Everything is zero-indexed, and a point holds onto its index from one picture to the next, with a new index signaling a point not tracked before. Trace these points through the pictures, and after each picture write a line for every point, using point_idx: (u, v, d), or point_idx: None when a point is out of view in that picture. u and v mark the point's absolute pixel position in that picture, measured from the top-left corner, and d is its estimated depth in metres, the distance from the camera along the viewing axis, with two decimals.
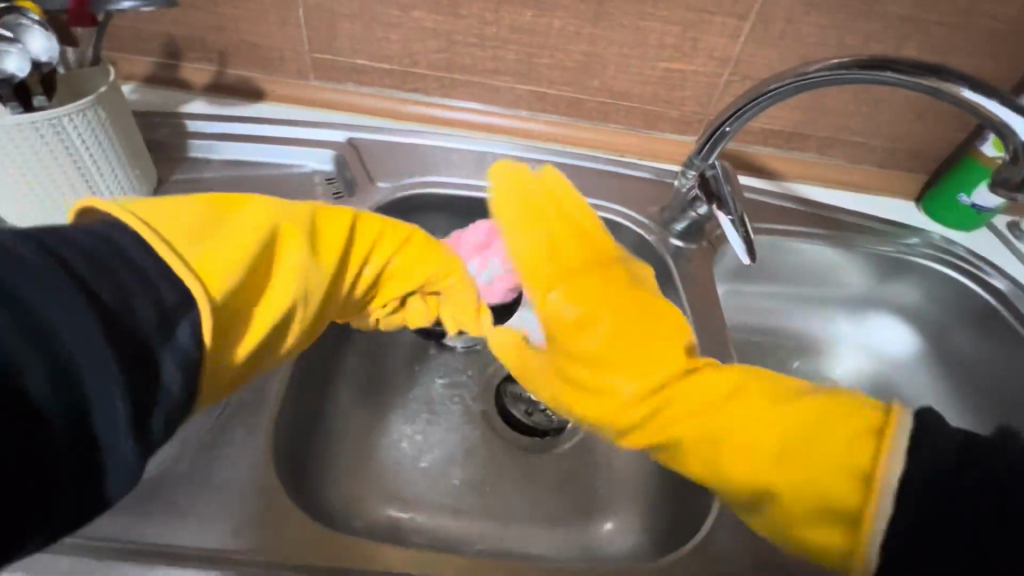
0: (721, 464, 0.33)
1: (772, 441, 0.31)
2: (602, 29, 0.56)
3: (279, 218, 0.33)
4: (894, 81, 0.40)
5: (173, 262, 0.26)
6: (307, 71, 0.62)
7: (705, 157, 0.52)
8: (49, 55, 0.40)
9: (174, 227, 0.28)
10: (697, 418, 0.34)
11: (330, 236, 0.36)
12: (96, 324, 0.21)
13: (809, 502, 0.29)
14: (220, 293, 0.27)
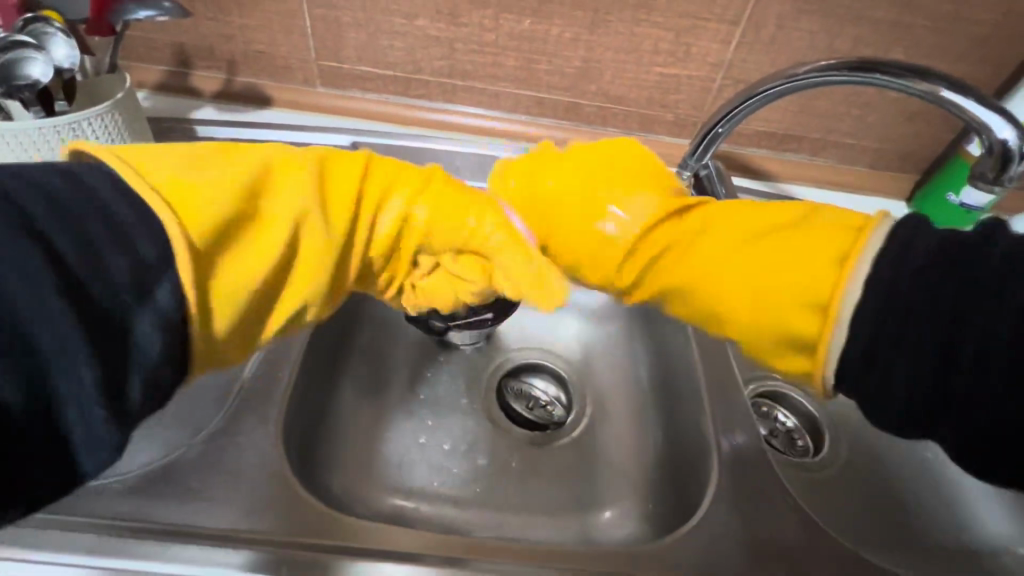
0: (706, 301, 0.34)
1: (752, 276, 0.32)
2: (599, 35, 0.58)
3: (276, 159, 0.31)
4: (883, 83, 0.42)
5: (144, 194, 0.24)
6: (313, 78, 0.64)
7: (700, 158, 0.54)
8: (71, 62, 0.43)
9: (154, 165, 0.26)
10: (688, 263, 0.35)
11: (339, 180, 0.32)
12: (55, 285, 0.20)
13: (775, 329, 0.31)
14: (201, 233, 0.25)
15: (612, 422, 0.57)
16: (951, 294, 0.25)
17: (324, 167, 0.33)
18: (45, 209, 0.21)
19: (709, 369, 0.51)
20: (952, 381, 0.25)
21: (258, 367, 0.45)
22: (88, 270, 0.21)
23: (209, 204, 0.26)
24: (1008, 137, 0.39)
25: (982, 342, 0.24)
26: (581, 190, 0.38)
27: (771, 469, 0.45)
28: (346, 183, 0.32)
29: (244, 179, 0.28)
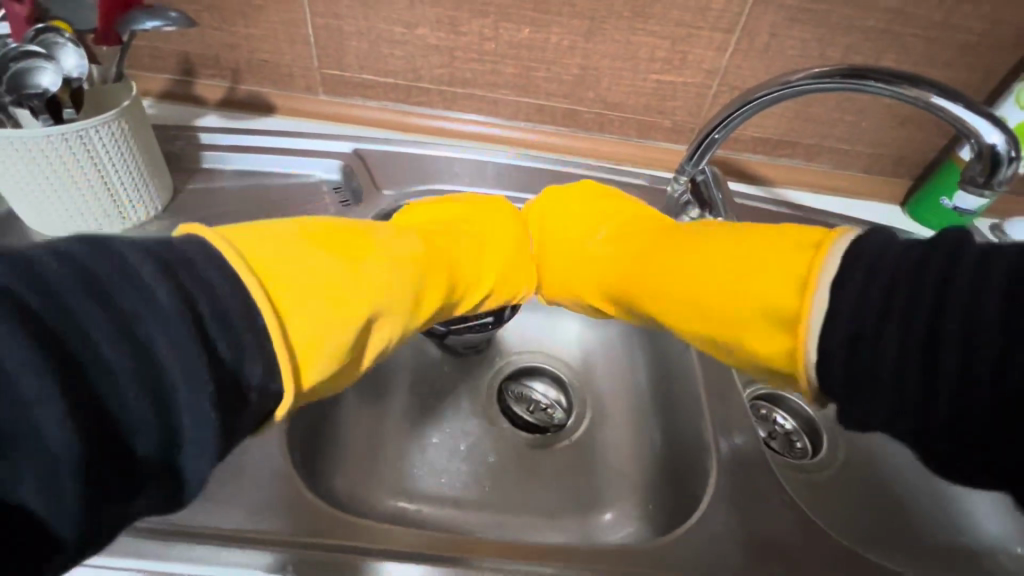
0: (694, 298, 0.35)
1: (730, 280, 0.33)
2: (596, 43, 0.59)
3: (382, 257, 0.34)
4: (876, 91, 0.43)
5: (282, 356, 0.26)
6: (315, 86, 0.65)
7: (697, 164, 0.55)
8: (81, 71, 0.44)
9: (292, 307, 0.28)
10: (676, 267, 0.37)
11: (427, 277, 0.38)
12: (187, 331, 0.22)
13: (760, 311, 0.31)
14: (308, 383, 0.29)
15: (611, 425, 0.58)
16: (929, 301, 0.25)
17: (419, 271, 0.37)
18: (186, 273, 0.24)
19: (706, 372, 0.52)
20: (937, 384, 0.24)
21: None
22: (231, 356, 0.24)
23: (337, 325, 0.30)
24: (997, 141, 0.40)
25: (966, 347, 0.24)
26: (596, 219, 0.48)
27: (770, 470, 0.46)
28: (429, 283, 0.38)
29: (366, 296, 0.31)
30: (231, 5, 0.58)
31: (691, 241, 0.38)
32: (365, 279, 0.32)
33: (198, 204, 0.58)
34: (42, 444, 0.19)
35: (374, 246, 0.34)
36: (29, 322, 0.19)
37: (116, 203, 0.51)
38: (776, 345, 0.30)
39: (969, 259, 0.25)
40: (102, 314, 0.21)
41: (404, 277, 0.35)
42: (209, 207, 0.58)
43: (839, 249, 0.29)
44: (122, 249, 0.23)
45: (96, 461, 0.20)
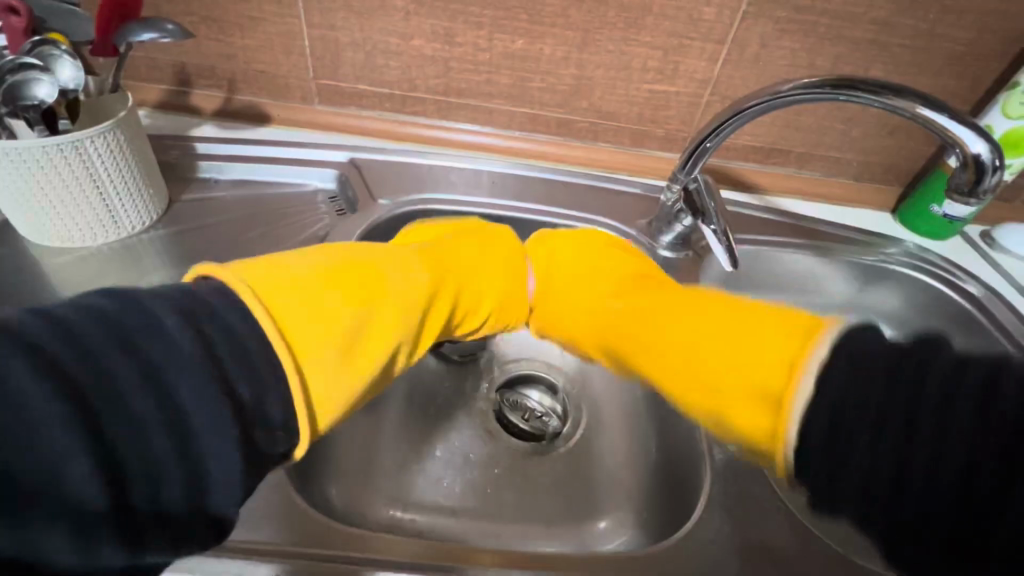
0: (687, 370, 0.33)
1: (718, 355, 0.32)
2: (589, 54, 0.60)
3: (398, 306, 0.34)
4: (862, 101, 0.43)
5: (297, 394, 0.26)
6: (312, 96, 0.66)
7: (689, 172, 0.56)
8: (77, 82, 0.44)
9: (309, 343, 0.28)
10: (667, 336, 0.35)
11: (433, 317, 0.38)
12: (205, 371, 0.23)
13: (749, 387, 0.29)
14: (325, 422, 0.29)
15: (607, 434, 0.58)
16: (906, 399, 0.24)
17: (426, 305, 0.37)
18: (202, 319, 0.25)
19: None
20: (903, 501, 0.24)
21: None
22: (245, 396, 0.24)
23: (349, 381, 0.30)
24: (980, 150, 0.41)
25: (939, 456, 0.23)
26: (594, 258, 0.48)
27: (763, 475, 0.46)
28: (432, 325, 0.38)
29: (374, 349, 0.32)
30: (228, 17, 0.59)
31: (683, 309, 0.36)
32: (378, 333, 0.32)
33: (194, 214, 0.58)
34: (68, 490, 0.19)
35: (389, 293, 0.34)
36: (57, 374, 0.20)
37: (110, 211, 0.51)
38: (755, 428, 0.29)
39: (947, 365, 0.24)
40: (125, 357, 0.22)
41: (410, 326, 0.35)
42: (207, 217, 0.58)
43: (837, 331, 0.28)
44: (146, 298, 0.24)
45: (119, 498, 0.21)
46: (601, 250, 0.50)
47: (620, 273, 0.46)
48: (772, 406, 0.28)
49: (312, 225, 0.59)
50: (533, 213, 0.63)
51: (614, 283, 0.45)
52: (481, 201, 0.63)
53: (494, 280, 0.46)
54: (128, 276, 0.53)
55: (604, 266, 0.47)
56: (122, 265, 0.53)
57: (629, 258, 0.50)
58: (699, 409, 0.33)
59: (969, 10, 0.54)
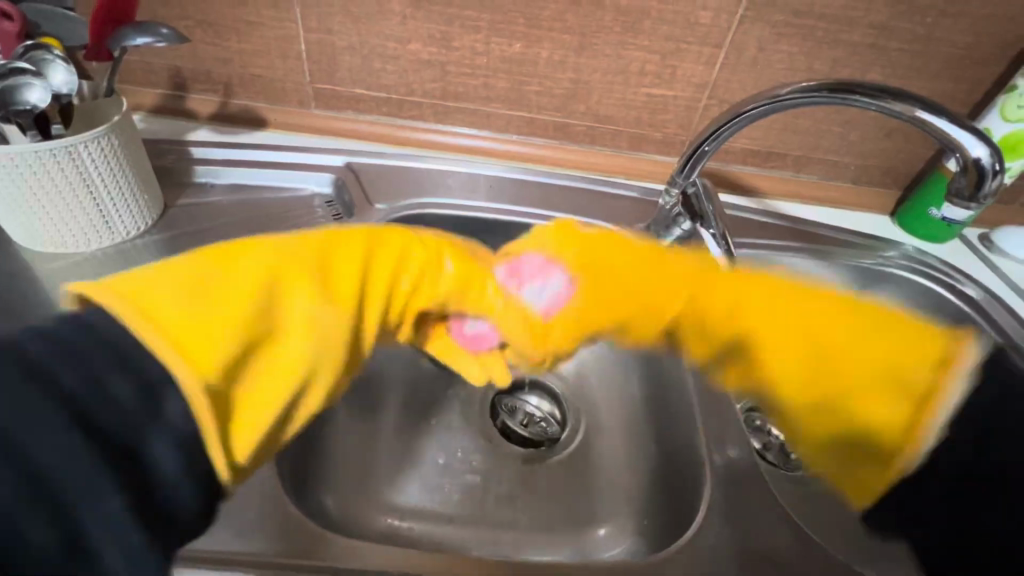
0: (809, 376, 0.35)
1: (841, 361, 0.34)
2: (586, 58, 0.60)
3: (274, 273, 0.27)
4: (861, 105, 0.43)
5: (156, 350, 0.23)
6: (308, 101, 0.65)
7: (688, 175, 0.55)
8: (70, 87, 0.44)
9: (158, 301, 0.24)
10: (780, 326, 0.36)
11: (342, 273, 0.30)
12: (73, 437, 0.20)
13: (899, 393, 0.33)
14: (213, 380, 0.24)
15: (606, 439, 0.57)
16: None
17: (322, 250, 0.30)
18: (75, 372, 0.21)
19: (699, 384, 0.52)
20: None
21: None
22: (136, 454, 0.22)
23: (223, 367, 0.24)
24: (980, 154, 0.40)
25: None
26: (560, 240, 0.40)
27: (763, 481, 0.45)
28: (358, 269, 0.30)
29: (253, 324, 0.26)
30: (224, 21, 0.59)
31: (756, 295, 0.37)
32: (231, 295, 0.26)
33: (190, 218, 0.58)
34: None
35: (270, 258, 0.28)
36: None
37: (103, 215, 0.50)
38: (886, 433, 0.34)
39: None
40: None
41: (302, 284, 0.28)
42: (204, 222, 0.58)
43: (969, 357, 0.33)
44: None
45: None
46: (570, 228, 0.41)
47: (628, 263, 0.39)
48: (903, 419, 0.33)
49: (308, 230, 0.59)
50: (531, 216, 0.63)
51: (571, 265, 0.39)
52: (478, 205, 0.63)
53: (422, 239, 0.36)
54: None
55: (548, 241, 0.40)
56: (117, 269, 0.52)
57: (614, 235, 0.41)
58: (810, 412, 0.36)
59: (966, 14, 0.54)
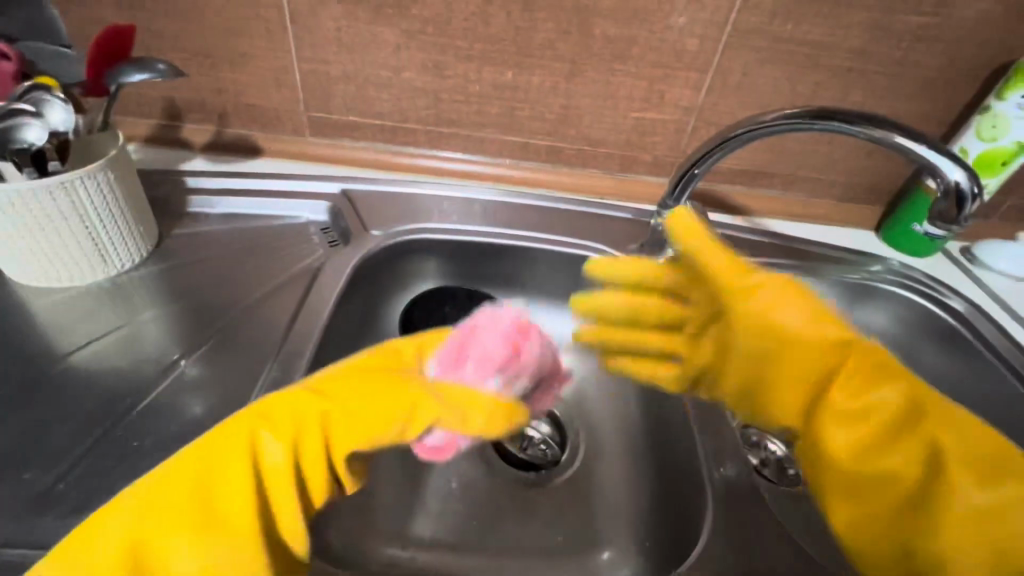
0: (887, 466, 0.34)
1: (936, 462, 0.33)
2: (576, 84, 0.61)
3: (261, 427, 0.35)
4: (840, 129, 0.45)
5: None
6: (302, 128, 0.66)
7: (678, 198, 0.57)
8: (67, 125, 0.44)
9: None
10: (917, 421, 0.34)
11: (278, 448, 0.34)
12: None
13: (954, 532, 0.31)
14: None
15: (606, 460, 0.58)
16: None
17: (213, 452, 0.34)
18: None
19: (696, 405, 0.52)
20: None
21: None
22: None
23: None
24: (959, 178, 0.41)
25: None
26: (304, 421, 0.36)
27: (763, 501, 0.46)
28: (313, 437, 0.35)
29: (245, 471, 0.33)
30: (218, 54, 0.60)
31: (920, 421, 0.34)
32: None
33: (187, 248, 0.59)
34: None
35: (256, 416, 0.36)
36: None
37: (98, 249, 0.51)
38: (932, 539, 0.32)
39: None
40: None
41: (283, 438, 0.35)
42: (201, 252, 0.59)
43: None
44: None
45: None
46: (345, 371, 0.40)
47: (812, 362, 0.36)
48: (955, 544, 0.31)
49: (301, 259, 0.59)
50: (525, 238, 0.63)
51: (338, 392, 0.38)
52: (472, 228, 0.63)
53: (266, 449, 0.34)
54: (119, 315, 0.53)
55: (346, 396, 0.37)
56: (112, 304, 0.54)
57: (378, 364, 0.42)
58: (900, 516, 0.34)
59: (939, 39, 0.56)
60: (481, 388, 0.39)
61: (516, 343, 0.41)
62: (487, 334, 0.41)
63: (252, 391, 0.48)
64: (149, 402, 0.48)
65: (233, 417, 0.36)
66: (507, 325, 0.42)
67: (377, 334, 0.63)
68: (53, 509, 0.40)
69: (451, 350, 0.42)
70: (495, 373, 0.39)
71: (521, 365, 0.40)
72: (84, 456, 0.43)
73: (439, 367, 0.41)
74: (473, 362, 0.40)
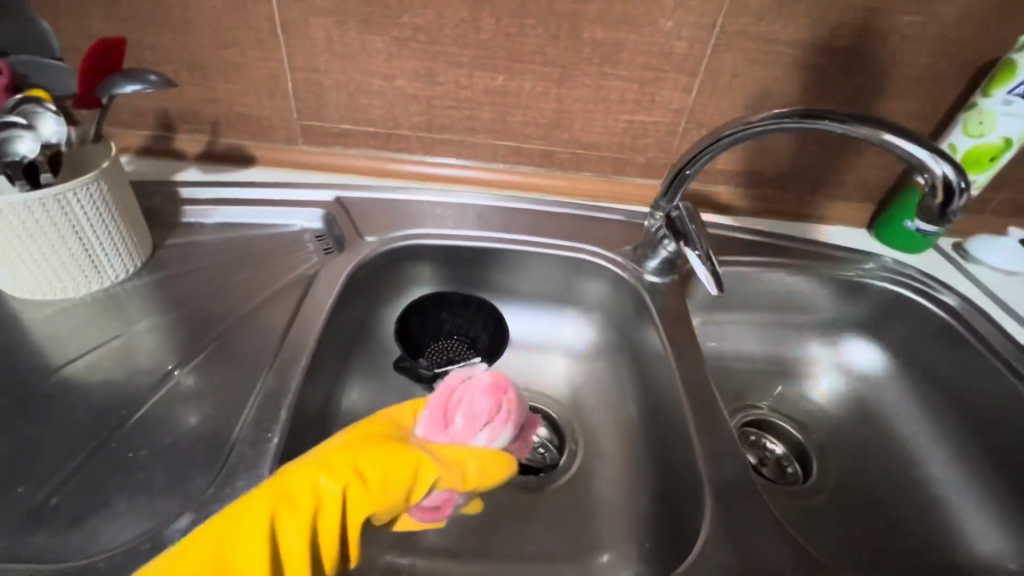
0: None
1: None
2: (567, 89, 0.62)
3: (282, 512, 0.35)
4: (830, 129, 0.45)
5: None
6: (296, 137, 0.66)
7: (670, 199, 0.57)
8: (59, 137, 0.44)
9: None
10: None
11: (300, 538, 0.34)
12: None
13: None
14: None
15: (604, 463, 0.58)
16: None
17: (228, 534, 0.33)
18: None
19: (693, 405, 0.52)
20: None
21: (252, 423, 0.45)
22: None
23: None
24: (946, 173, 0.41)
25: None
26: (323, 500, 0.36)
27: (760, 500, 0.46)
28: (331, 515, 0.36)
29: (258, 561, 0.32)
30: (210, 64, 0.60)
31: None
32: None
33: (181, 259, 0.59)
34: None
35: (273, 496, 0.35)
36: None
37: (92, 260, 0.51)
38: None
39: None
40: None
41: (303, 525, 0.35)
42: (195, 262, 0.59)
43: None
44: None
45: None
46: (354, 441, 0.41)
47: None
48: None
49: (296, 267, 0.59)
50: (520, 242, 0.63)
51: (356, 466, 0.38)
52: (466, 233, 0.63)
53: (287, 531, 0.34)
54: (113, 326, 0.53)
55: (365, 470, 0.38)
56: (105, 315, 0.53)
57: (385, 431, 0.43)
58: None
59: (924, 38, 0.57)
60: (471, 444, 0.44)
61: (498, 399, 0.46)
62: (469, 394, 0.45)
63: (247, 400, 0.48)
64: (144, 413, 0.47)
65: (246, 497, 0.35)
66: (486, 383, 0.46)
67: (372, 341, 0.63)
68: (47, 523, 0.40)
69: (434, 410, 0.45)
70: (483, 431, 0.44)
71: (505, 421, 0.45)
72: (78, 469, 0.43)
73: (424, 427, 0.44)
74: (462, 420, 0.44)
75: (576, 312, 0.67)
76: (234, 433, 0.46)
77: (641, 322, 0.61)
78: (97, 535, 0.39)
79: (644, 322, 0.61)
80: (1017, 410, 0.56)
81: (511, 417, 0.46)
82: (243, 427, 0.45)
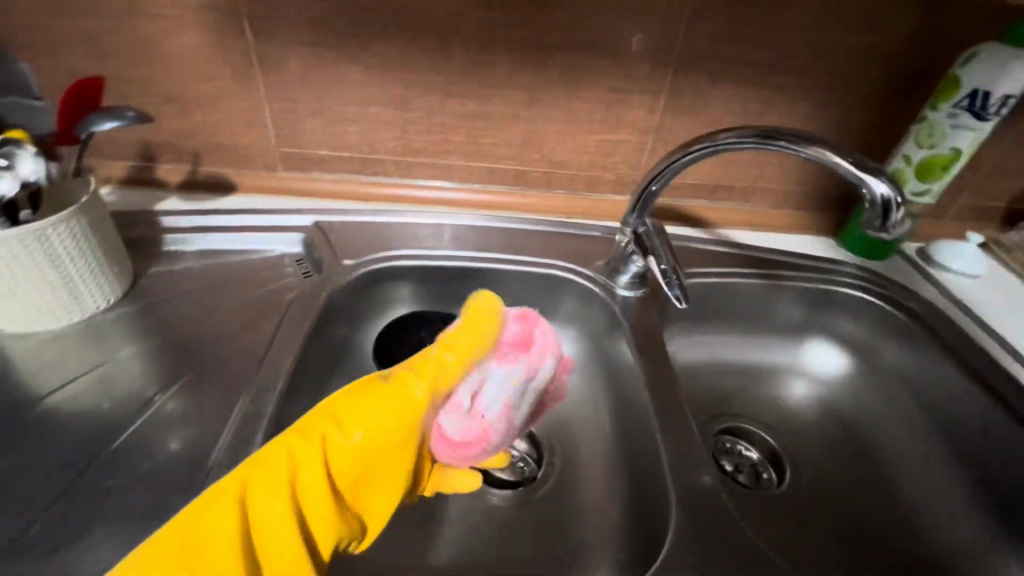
0: None
1: None
2: (536, 111, 0.64)
3: (268, 479, 0.38)
4: (784, 149, 0.48)
5: None
6: (274, 164, 0.68)
7: (638, 215, 0.59)
8: (37, 175, 0.45)
9: None
10: None
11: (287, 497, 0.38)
12: None
13: None
14: None
15: (582, 476, 0.58)
16: None
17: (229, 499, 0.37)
18: None
19: (662, 418, 0.53)
20: None
21: (229, 448, 0.46)
22: None
23: None
24: (883, 191, 0.43)
25: None
26: (311, 454, 0.40)
27: (726, 508, 0.47)
28: (319, 472, 0.39)
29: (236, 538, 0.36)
30: (189, 97, 0.62)
31: None
32: None
33: (162, 287, 0.60)
34: None
35: (261, 468, 0.39)
36: None
37: (72, 292, 0.52)
38: None
39: None
40: None
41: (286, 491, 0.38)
42: (175, 290, 0.60)
43: None
44: None
45: None
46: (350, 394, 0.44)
47: None
48: None
49: (276, 291, 0.61)
50: (495, 259, 0.65)
51: (346, 415, 0.42)
52: (442, 253, 0.65)
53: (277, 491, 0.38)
54: (93, 357, 0.54)
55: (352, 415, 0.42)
56: (86, 345, 0.54)
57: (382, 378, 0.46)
58: None
59: (874, 56, 0.59)
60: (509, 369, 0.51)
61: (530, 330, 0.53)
62: (501, 326, 0.52)
63: (226, 424, 0.49)
64: (125, 440, 0.48)
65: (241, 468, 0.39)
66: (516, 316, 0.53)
67: (353, 361, 0.64)
68: (25, 555, 0.41)
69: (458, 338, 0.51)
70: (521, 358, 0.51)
71: (540, 353, 0.52)
72: (58, 497, 0.44)
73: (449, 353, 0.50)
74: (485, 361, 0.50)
75: (552, 325, 0.69)
76: (212, 458, 0.47)
77: (614, 336, 0.63)
78: (74, 564, 0.40)
79: (615, 336, 0.62)
80: (974, 411, 0.58)
81: (546, 346, 0.53)
82: (221, 452, 0.46)
